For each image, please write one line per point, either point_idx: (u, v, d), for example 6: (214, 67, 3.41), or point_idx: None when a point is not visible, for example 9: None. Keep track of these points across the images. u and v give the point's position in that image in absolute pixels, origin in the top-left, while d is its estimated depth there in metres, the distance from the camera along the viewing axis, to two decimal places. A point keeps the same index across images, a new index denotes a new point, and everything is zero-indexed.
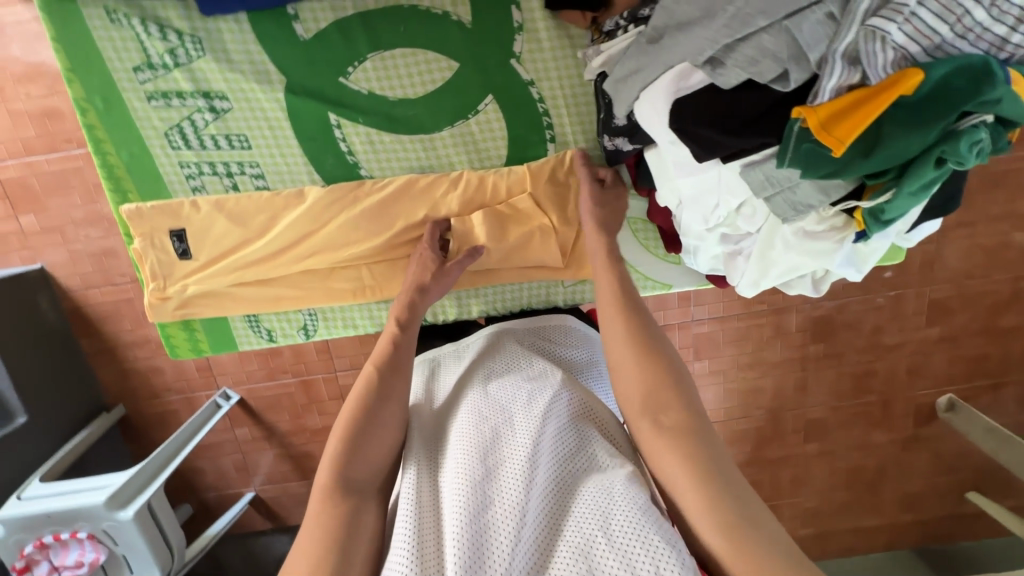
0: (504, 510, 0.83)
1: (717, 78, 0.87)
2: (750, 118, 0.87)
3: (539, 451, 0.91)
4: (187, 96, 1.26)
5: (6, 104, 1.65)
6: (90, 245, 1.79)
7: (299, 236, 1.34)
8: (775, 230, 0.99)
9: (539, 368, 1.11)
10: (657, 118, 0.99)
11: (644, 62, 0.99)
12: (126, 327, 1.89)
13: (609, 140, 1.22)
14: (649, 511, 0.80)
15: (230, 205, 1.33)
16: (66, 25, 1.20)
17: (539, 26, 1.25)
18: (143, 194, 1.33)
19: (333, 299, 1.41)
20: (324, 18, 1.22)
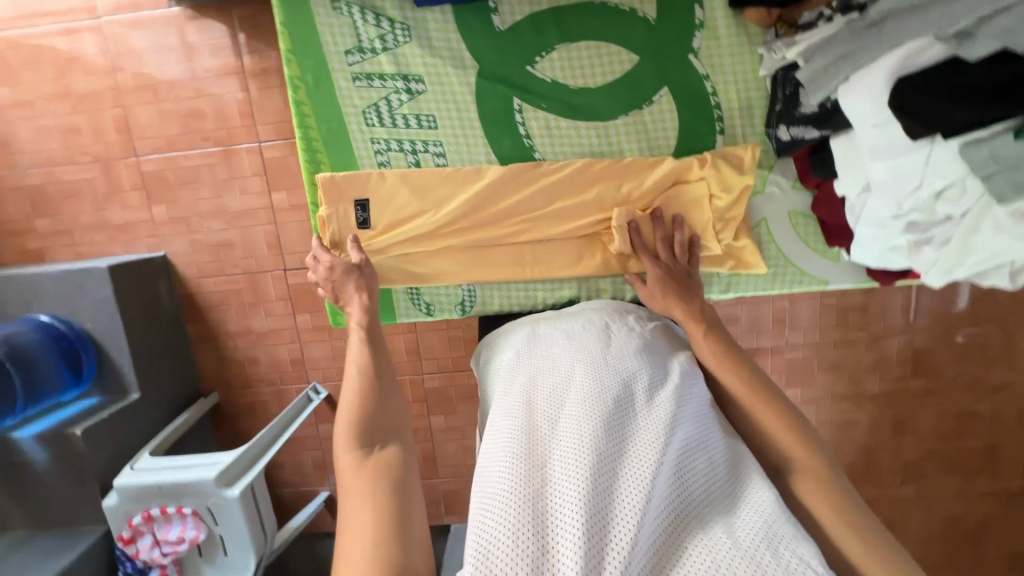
0: (630, 488, 0.82)
1: (964, 49, 0.80)
2: (990, 91, 0.79)
3: (668, 438, 0.91)
4: (388, 78, 1.30)
5: (158, 104, 1.82)
6: (211, 236, 1.91)
7: (476, 205, 1.33)
8: (983, 212, 0.92)
9: (654, 353, 1.12)
10: (871, 99, 0.96)
11: (859, 46, 0.96)
12: (231, 317, 1.98)
13: (790, 129, 1.23)
14: (775, 530, 0.79)
15: (414, 177, 1.34)
16: (292, 6, 1.25)
17: (719, 23, 1.28)
18: (335, 165, 1.35)
19: (493, 274, 1.38)
20: (520, 12, 1.27)
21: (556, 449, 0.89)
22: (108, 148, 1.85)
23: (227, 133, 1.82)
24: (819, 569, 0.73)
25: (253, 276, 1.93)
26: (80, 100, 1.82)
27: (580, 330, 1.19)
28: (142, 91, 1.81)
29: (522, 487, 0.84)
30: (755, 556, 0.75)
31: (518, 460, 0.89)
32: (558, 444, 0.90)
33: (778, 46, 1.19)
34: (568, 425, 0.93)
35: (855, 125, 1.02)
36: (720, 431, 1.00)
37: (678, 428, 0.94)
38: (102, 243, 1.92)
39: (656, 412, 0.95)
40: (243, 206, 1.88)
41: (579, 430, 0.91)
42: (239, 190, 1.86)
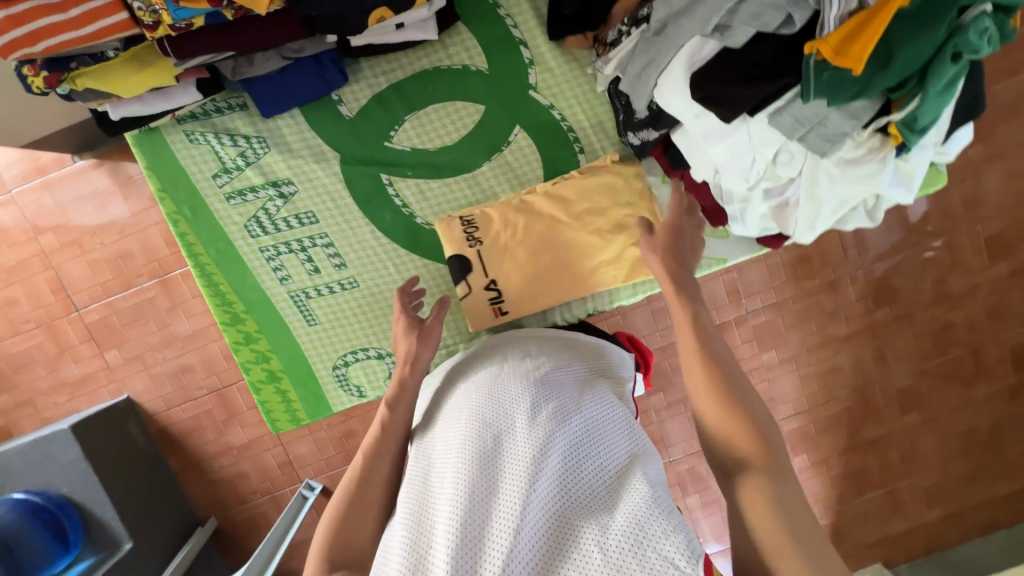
0: (505, 503, 0.82)
1: (728, 40, 0.91)
2: (763, 67, 0.90)
3: (554, 441, 0.88)
4: (259, 188, 1.27)
5: (86, 255, 1.85)
6: (168, 365, 1.91)
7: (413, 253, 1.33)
8: (813, 166, 0.99)
9: (554, 360, 1.09)
10: (680, 96, 1.00)
11: (655, 53, 1.00)
12: (209, 438, 1.96)
13: (635, 134, 1.18)
14: (647, 521, 0.77)
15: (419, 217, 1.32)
16: (149, 149, 1.24)
17: (547, 56, 1.25)
18: (235, 286, 1.31)
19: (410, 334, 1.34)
20: (364, 96, 1.25)
21: (442, 491, 0.87)
22: (48, 310, 1.87)
23: (159, 264, 1.86)
24: (684, 565, 0.71)
25: (220, 393, 1.93)
26: (11, 272, 1.85)
27: (485, 354, 1.17)
28: (68, 247, 1.84)
29: (414, 542, 0.83)
30: (623, 564, 0.73)
31: (408, 512, 0.88)
32: (449, 470, 0.89)
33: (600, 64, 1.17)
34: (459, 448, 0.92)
35: (681, 119, 1.03)
36: (620, 430, 0.97)
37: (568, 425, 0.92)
38: (64, 402, 1.92)
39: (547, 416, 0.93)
40: (191, 329, 1.89)
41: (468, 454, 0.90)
42: (185, 314, 1.88)
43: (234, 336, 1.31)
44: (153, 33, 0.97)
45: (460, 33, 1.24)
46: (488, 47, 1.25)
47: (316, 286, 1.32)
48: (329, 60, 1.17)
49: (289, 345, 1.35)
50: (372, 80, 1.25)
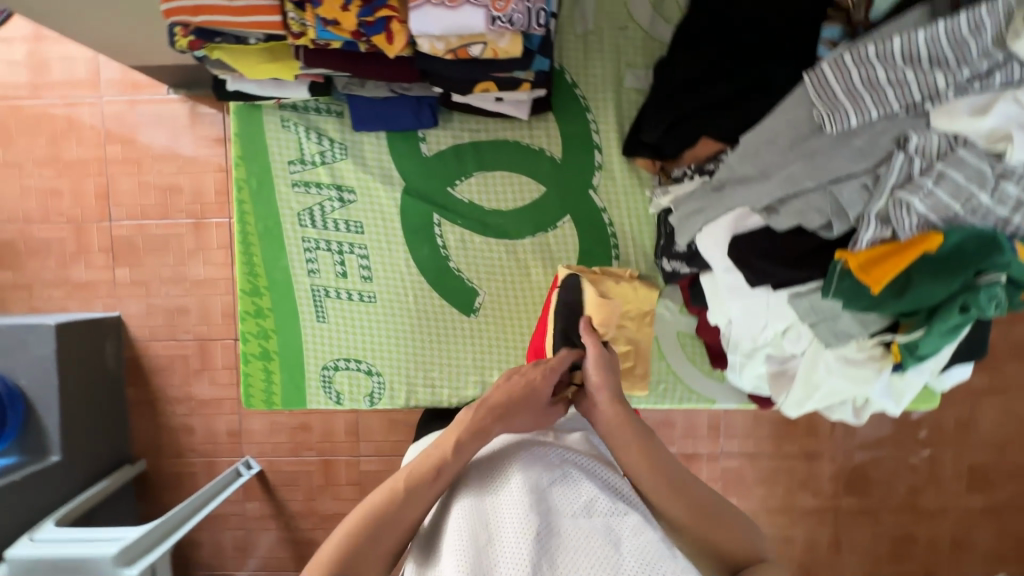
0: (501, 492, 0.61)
1: (771, 221, 0.72)
2: (799, 253, 0.71)
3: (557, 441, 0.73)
4: (322, 187, 1.03)
5: (139, 176, 1.95)
6: (168, 301, 1.96)
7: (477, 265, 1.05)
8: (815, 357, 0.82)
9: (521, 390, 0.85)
10: (717, 248, 0.81)
11: (704, 203, 0.82)
12: (174, 382, 1.97)
13: (669, 260, 0.96)
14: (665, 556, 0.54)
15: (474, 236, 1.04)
16: (250, 117, 1.01)
17: (614, 160, 1.03)
18: (274, 281, 1.05)
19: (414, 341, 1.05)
20: (447, 141, 1.03)
21: None
22: (84, 211, 1.95)
23: (201, 207, 1.94)
24: None
25: (203, 343, 1.96)
26: (67, 166, 1.95)
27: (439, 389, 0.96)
28: (128, 164, 1.95)
29: None
30: None
31: None
32: (424, 448, 0.69)
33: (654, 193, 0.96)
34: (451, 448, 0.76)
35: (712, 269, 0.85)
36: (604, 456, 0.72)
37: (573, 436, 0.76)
38: (59, 299, 1.96)
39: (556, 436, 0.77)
40: (203, 276, 1.95)
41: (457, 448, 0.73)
42: (203, 261, 1.95)
43: (244, 312, 1.04)
44: (296, 40, 0.79)
45: (553, 111, 1.02)
46: (580, 136, 1.03)
47: (337, 293, 1.05)
48: (431, 104, 0.98)
49: (293, 336, 1.05)
50: (459, 132, 1.03)
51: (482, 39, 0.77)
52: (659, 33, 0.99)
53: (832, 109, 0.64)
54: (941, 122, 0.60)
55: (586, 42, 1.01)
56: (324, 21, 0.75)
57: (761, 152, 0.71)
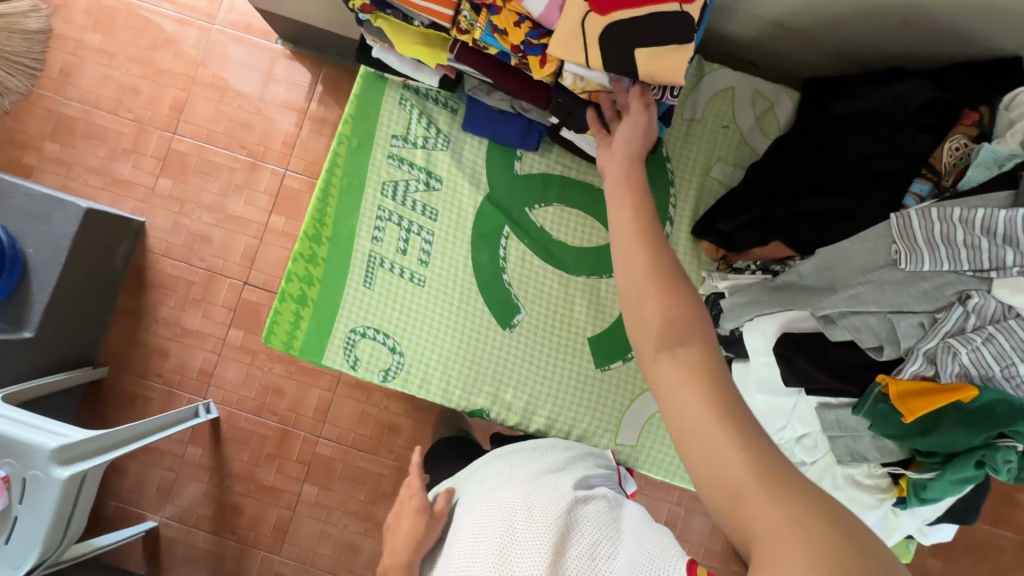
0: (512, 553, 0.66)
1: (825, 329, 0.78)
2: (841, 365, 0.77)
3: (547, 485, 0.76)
4: (414, 167, 1.09)
5: (219, 103, 1.96)
6: (196, 225, 1.93)
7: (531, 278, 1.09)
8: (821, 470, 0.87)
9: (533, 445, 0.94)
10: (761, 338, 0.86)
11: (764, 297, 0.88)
12: (168, 304, 1.93)
13: None
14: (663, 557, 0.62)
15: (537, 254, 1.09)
16: (375, 85, 1.09)
17: (681, 238, 1.10)
18: (338, 235, 1.08)
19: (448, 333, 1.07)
20: (540, 167, 1.10)
21: None
22: (153, 116, 1.95)
23: (263, 150, 1.94)
24: None
25: (212, 276, 1.93)
26: (155, 71, 1.96)
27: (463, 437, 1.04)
28: (211, 88, 1.96)
29: None
30: None
31: None
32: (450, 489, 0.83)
33: (712, 276, 1.02)
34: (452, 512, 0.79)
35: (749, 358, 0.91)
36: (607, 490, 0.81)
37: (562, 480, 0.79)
38: (93, 187, 1.93)
39: (549, 478, 0.79)
40: (241, 214, 1.93)
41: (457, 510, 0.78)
42: (245, 199, 1.93)
43: (298, 253, 1.06)
44: (460, 35, 0.87)
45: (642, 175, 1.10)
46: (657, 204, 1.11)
47: (391, 266, 1.08)
48: (540, 131, 1.07)
49: (335, 292, 1.07)
50: (554, 164, 1.10)
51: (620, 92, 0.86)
52: (754, 141, 1.10)
53: (910, 249, 0.71)
54: (1000, 292, 0.68)
55: (689, 128, 1.12)
56: (493, 28, 0.83)
57: (832, 267, 0.77)
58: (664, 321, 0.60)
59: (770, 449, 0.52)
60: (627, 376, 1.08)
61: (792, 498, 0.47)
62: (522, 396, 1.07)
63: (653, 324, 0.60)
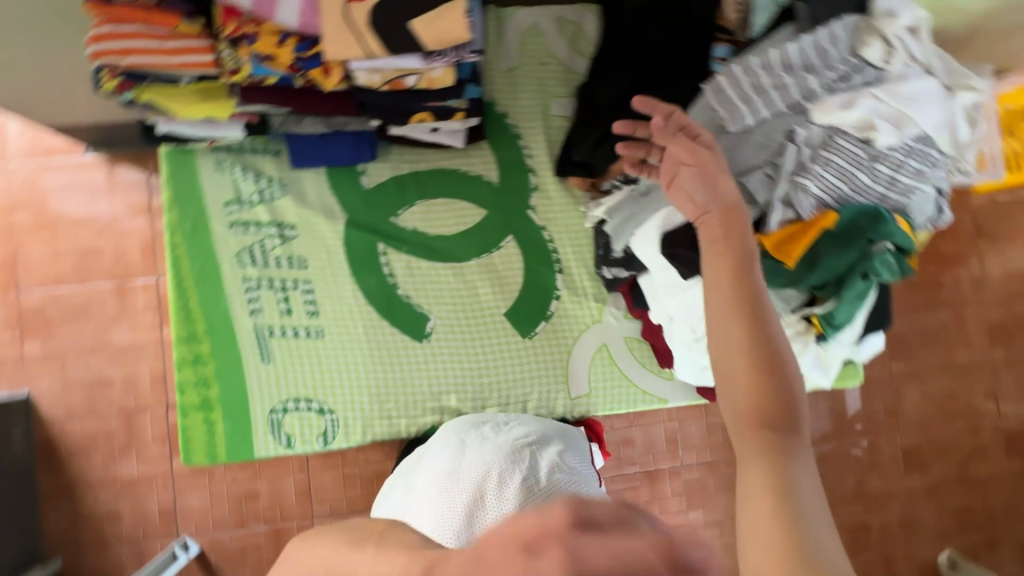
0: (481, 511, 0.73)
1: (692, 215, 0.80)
2: None
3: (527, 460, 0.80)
4: (262, 227, 1.02)
5: (54, 241, 1.66)
6: (87, 372, 1.65)
7: (427, 284, 1.05)
8: None
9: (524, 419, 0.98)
10: (647, 245, 0.88)
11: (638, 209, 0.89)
12: (95, 464, 1.65)
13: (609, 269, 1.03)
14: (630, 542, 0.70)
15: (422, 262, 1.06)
16: (181, 162, 1.00)
17: (548, 183, 1.10)
18: (212, 325, 1.00)
19: (369, 371, 1.03)
20: (388, 173, 1.06)
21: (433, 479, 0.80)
22: None
23: (128, 267, 1.68)
24: None
25: (130, 417, 1.66)
26: None
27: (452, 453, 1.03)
28: (39, 229, 1.66)
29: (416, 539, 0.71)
30: None
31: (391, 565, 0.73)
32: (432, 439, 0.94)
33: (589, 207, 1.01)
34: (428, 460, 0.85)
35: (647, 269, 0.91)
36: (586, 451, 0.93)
37: (545, 455, 0.82)
38: None
39: (538, 436, 0.88)
40: (130, 341, 1.67)
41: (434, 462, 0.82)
42: (131, 325, 1.68)
43: (180, 360, 0.98)
44: (231, 77, 0.81)
45: (487, 139, 1.08)
46: (513, 160, 1.10)
47: (282, 331, 1.01)
48: (370, 138, 1.01)
49: (236, 381, 1.00)
50: (399, 164, 1.06)
51: (417, 71, 0.83)
52: (576, 66, 1.10)
53: (731, 110, 0.74)
54: (819, 117, 0.71)
55: (512, 77, 1.09)
56: (259, 58, 0.78)
57: None
58: (745, 407, 0.52)
59: (815, 530, 0.45)
60: (555, 334, 1.07)
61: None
62: (468, 398, 1.04)
63: (737, 410, 0.52)
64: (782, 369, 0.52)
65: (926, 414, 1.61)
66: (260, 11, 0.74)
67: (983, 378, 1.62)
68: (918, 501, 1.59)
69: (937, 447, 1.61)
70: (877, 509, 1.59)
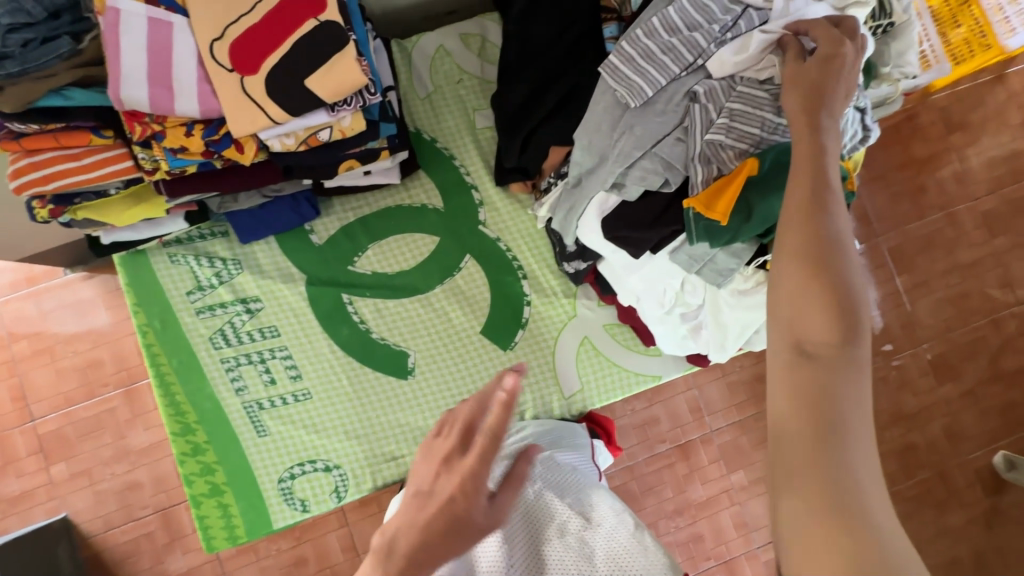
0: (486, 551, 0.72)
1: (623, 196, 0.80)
2: (657, 211, 0.79)
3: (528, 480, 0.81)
4: (228, 306, 1.04)
5: (55, 364, 1.70)
6: (115, 481, 1.68)
7: (402, 322, 1.06)
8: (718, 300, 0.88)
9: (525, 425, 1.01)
10: (592, 233, 0.88)
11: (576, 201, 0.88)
12: (144, 565, 1.67)
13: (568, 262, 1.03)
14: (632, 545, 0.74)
15: (389, 304, 1.07)
16: (135, 266, 1.02)
17: (493, 194, 1.10)
18: (202, 412, 1.02)
19: (364, 420, 1.04)
20: (336, 225, 1.07)
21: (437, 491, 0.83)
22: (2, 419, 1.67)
23: (128, 373, 1.72)
24: None
25: (166, 512, 1.69)
26: None
27: None
28: (39, 355, 1.70)
29: None
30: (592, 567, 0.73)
31: None
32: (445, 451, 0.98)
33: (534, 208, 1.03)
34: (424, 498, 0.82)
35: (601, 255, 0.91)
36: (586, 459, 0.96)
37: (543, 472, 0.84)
38: None
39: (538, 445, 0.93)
40: (148, 442, 1.70)
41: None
42: (145, 426, 1.71)
43: (180, 454, 0.99)
44: (152, 176, 0.82)
45: (422, 168, 1.09)
46: (453, 181, 1.10)
47: (270, 402, 1.03)
48: (307, 197, 1.03)
49: (239, 459, 1.02)
50: (344, 214, 1.08)
51: (327, 124, 0.84)
52: (490, 75, 1.12)
53: (629, 88, 0.75)
54: (715, 70, 0.73)
55: (431, 101, 1.11)
56: (172, 150, 0.79)
57: (591, 142, 0.80)
58: (814, 329, 0.52)
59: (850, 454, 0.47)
60: (535, 339, 1.07)
61: (830, 527, 0.44)
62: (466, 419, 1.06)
63: (799, 332, 0.53)
64: (832, 267, 0.53)
65: (943, 321, 1.57)
66: (159, 108, 0.75)
67: (992, 270, 1.57)
68: (956, 409, 1.56)
69: (962, 351, 1.57)
70: (917, 428, 1.55)
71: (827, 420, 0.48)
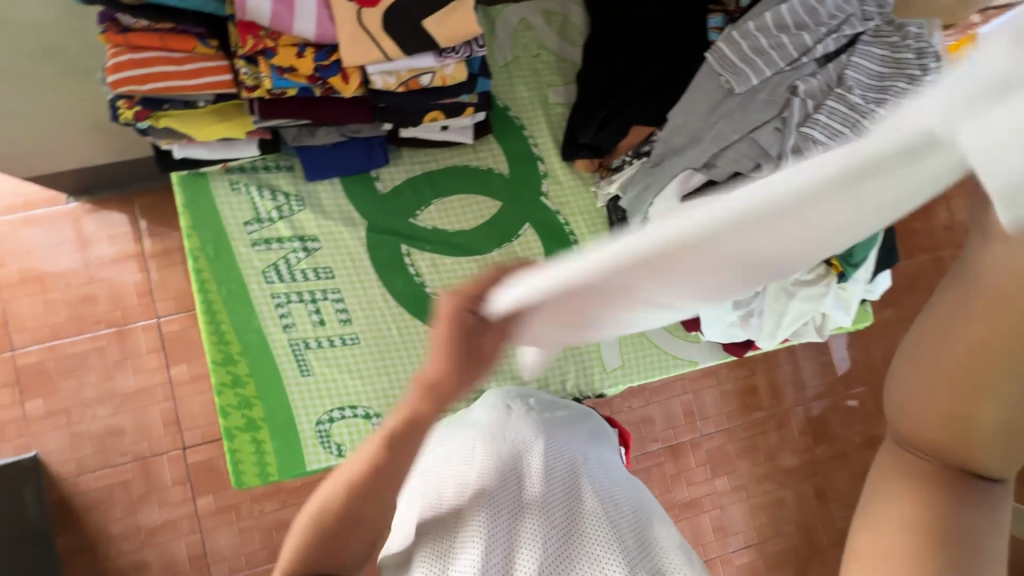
0: (527, 508, 0.69)
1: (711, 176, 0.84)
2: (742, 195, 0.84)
3: (572, 447, 0.78)
4: (284, 241, 1.03)
5: (45, 294, 1.54)
6: (95, 425, 1.52)
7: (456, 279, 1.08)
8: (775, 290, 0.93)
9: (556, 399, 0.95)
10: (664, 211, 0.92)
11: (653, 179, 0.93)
12: (116, 516, 1.51)
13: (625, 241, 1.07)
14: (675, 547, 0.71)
15: (447, 261, 1.08)
16: (195, 188, 1.00)
17: (558, 168, 1.13)
18: (247, 343, 1.00)
19: (408, 372, 1.04)
20: (401, 176, 1.08)
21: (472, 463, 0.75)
22: None
23: (123, 312, 1.55)
24: None
25: (146, 462, 1.53)
26: None
27: None
28: (27, 283, 1.53)
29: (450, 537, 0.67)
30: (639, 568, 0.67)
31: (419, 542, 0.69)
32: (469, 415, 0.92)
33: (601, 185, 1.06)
34: (455, 441, 0.79)
35: None
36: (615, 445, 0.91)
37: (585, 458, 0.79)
38: None
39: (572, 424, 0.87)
40: (136, 386, 1.55)
41: (469, 451, 0.75)
42: (135, 369, 1.55)
43: (220, 384, 0.97)
44: (250, 93, 0.82)
45: (493, 133, 1.11)
46: (521, 151, 1.12)
47: (318, 342, 1.02)
48: (381, 143, 1.04)
49: (279, 396, 1.00)
50: (411, 166, 1.08)
51: (430, 69, 0.85)
52: (568, 55, 1.15)
53: (735, 74, 0.80)
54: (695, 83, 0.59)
55: (508, 71, 1.13)
56: (279, 69, 0.80)
57: (687, 122, 0.84)
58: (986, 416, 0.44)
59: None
60: None
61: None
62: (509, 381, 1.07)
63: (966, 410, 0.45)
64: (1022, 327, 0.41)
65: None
66: (278, 25, 0.75)
67: None
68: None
69: None
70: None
71: (954, 531, 0.46)
